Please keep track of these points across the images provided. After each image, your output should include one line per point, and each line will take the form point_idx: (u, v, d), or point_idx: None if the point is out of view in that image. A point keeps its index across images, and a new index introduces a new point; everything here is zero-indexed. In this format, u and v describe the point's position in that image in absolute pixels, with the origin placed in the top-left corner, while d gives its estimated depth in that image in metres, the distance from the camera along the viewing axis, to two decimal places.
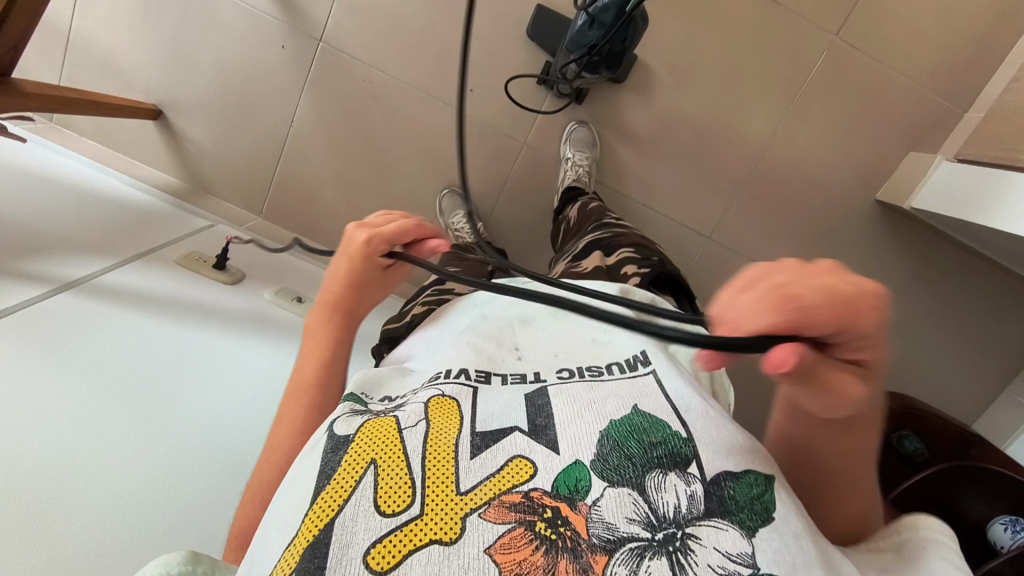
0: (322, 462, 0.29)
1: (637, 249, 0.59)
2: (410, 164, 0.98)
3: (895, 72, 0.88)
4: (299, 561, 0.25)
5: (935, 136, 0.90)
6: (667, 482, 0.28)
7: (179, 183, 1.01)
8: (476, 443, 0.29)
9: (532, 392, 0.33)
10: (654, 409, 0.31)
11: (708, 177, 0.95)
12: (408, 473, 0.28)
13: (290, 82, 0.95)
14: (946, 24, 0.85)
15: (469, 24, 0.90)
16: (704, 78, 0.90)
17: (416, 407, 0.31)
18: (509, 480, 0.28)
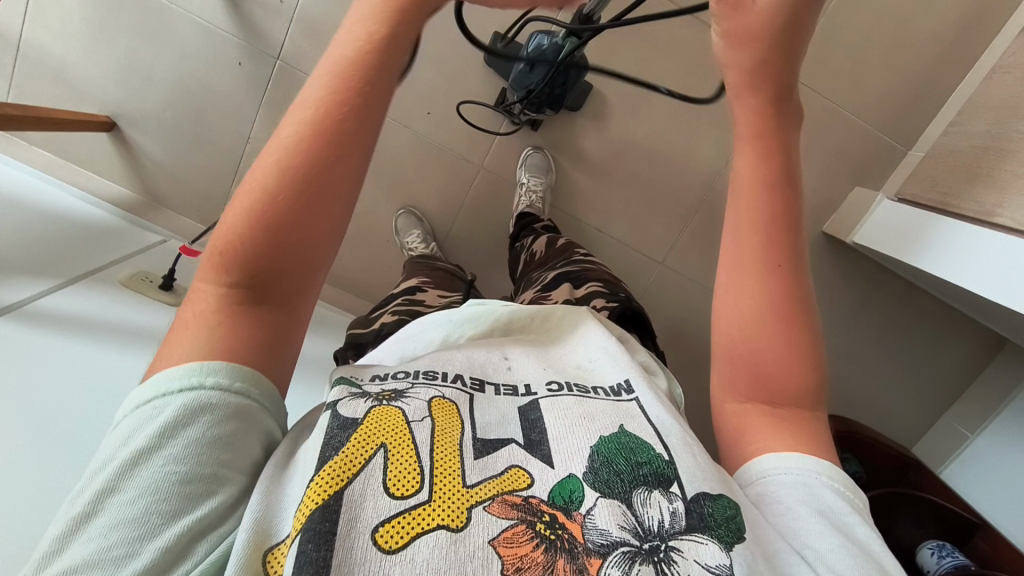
0: (327, 437, 0.29)
1: (607, 286, 0.62)
2: (372, 184, 0.99)
3: (836, 110, 0.95)
4: (307, 523, 0.25)
5: (873, 173, 0.97)
6: (652, 498, 0.29)
7: (132, 197, 0.98)
8: (477, 447, 0.31)
9: (525, 406, 0.34)
10: (639, 430, 0.32)
11: (660, 204, 0.99)
12: (417, 462, 0.29)
13: (248, 99, 0.94)
14: (881, 67, 0.92)
15: (432, 49, 0.92)
16: (656, 110, 0.95)
17: (419, 403, 0.32)
18: (509, 483, 0.29)
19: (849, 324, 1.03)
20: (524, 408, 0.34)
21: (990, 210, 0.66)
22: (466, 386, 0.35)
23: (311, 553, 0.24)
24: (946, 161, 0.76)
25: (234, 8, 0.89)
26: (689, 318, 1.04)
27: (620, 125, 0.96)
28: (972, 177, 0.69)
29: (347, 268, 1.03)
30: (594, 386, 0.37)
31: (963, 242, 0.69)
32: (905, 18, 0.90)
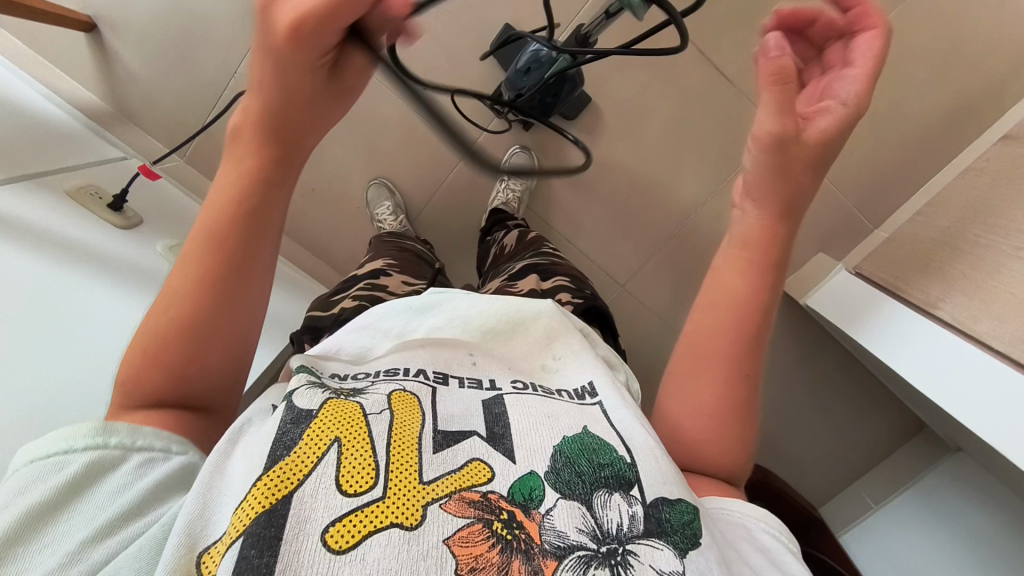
0: (278, 433, 0.28)
1: (573, 282, 0.61)
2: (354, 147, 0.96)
3: None
4: (250, 528, 0.24)
5: (836, 244, 1.02)
6: (613, 501, 0.29)
7: (101, 107, 0.93)
8: (437, 440, 0.30)
9: (489, 398, 0.33)
10: (601, 432, 0.32)
11: (634, 228, 1.00)
12: (373, 458, 0.28)
13: (239, 36, 0.89)
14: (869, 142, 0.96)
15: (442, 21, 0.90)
16: (650, 137, 0.96)
17: (379, 397, 0.31)
18: (469, 478, 0.28)
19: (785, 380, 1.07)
20: (488, 401, 0.33)
21: (933, 301, 0.69)
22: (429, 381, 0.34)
23: (253, 559, 0.23)
24: (902, 249, 0.79)
25: None
26: (638, 345, 1.06)
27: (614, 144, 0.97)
28: (924, 276, 0.72)
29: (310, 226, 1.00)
30: (558, 388, 0.36)
31: (902, 323, 0.73)
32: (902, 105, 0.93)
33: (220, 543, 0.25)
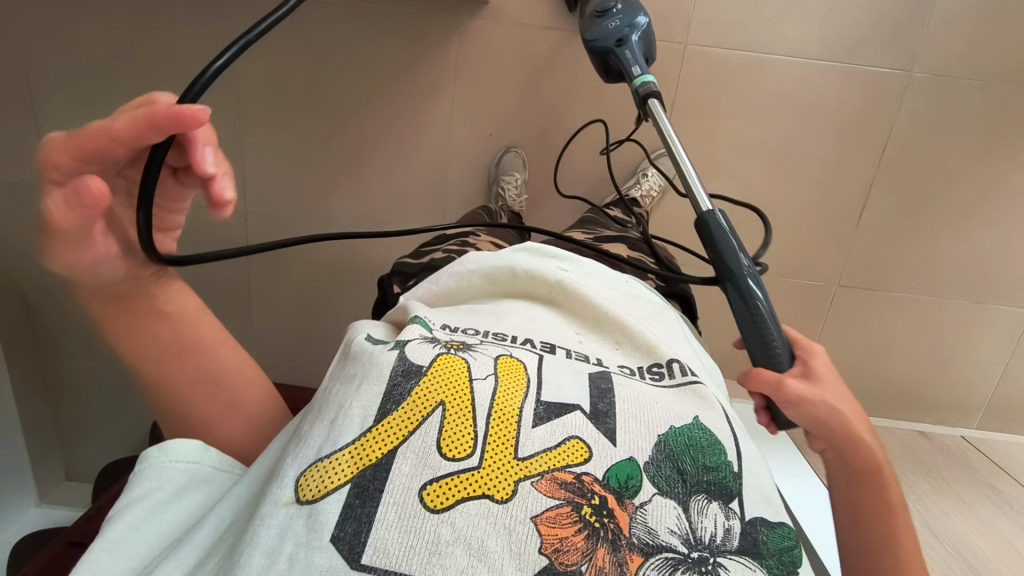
0: (394, 383, 0.37)
1: (659, 262, 0.73)
2: (538, 100, 0.96)
3: (922, 284, 1.04)
4: (349, 479, 0.33)
5: (854, 375, 1.10)
6: (708, 509, 0.35)
7: None
8: (538, 414, 0.37)
9: (595, 375, 0.42)
10: (714, 427, 0.39)
11: (745, 243, 1.02)
12: (472, 427, 0.36)
13: None
14: (944, 340, 1.07)
15: (744, 42, 0.91)
16: (847, 180, 0.98)
17: (487, 361, 0.40)
18: (564, 459, 0.35)
19: None
20: (594, 378, 0.42)
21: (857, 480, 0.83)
22: (536, 349, 0.44)
23: (358, 507, 0.32)
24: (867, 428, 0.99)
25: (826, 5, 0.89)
26: None
27: (723, 154, 0.97)
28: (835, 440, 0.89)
29: (420, 163, 1.01)
30: (593, 356, 0.45)
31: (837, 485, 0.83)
32: (996, 259, 1.01)
33: (311, 487, 0.33)
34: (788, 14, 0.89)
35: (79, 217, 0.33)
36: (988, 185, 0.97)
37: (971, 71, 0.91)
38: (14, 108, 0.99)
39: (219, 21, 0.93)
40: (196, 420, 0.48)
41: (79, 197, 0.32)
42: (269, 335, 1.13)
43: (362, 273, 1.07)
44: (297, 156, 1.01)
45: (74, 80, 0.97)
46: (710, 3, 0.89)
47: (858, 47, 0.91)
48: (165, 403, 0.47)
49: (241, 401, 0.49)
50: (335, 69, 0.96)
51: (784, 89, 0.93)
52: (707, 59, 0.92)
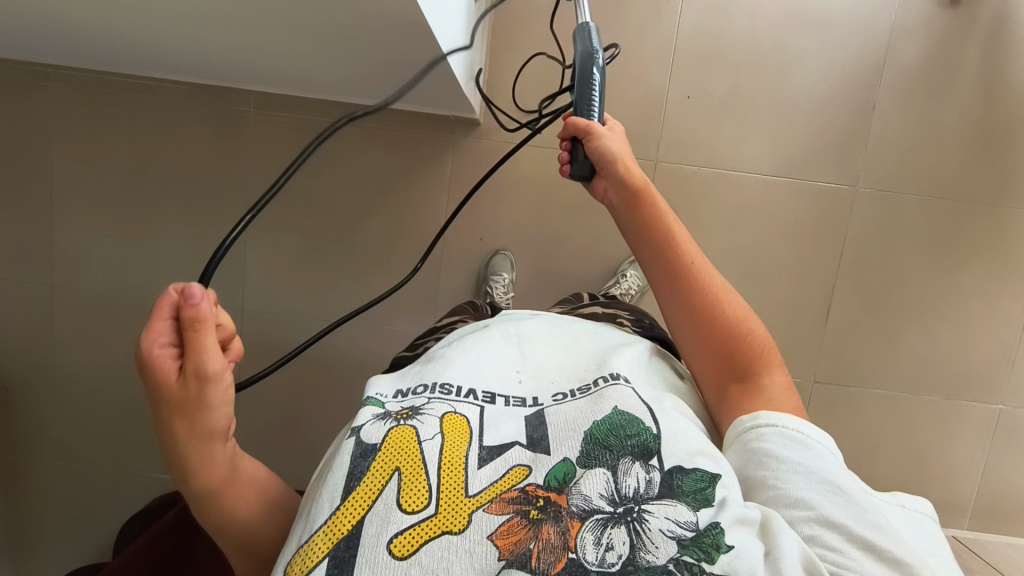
0: (353, 465, 0.40)
1: (630, 312, 0.77)
2: (525, 207, 1.05)
3: (893, 380, 1.08)
4: (328, 549, 0.36)
5: None
6: (632, 469, 0.40)
7: (522, 57, 1.01)
8: (483, 455, 0.41)
9: (530, 415, 0.46)
10: (630, 408, 0.45)
11: None
12: (426, 479, 0.39)
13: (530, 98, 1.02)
14: (922, 436, 1.09)
15: (708, 161, 1.02)
16: (811, 281, 1.05)
17: (433, 421, 0.43)
18: (510, 481, 0.40)
19: None
20: (530, 418, 0.46)
21: None
22: (478, 400, 0.47)
23: None
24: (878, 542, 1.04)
25: (776, 131, 1.02)
26: None
27: None
28: None
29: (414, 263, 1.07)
30: (530, 396, 0.49)
31: None
32: (959, 356, 1.07)
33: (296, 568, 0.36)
34: (745, 138, 1.02)
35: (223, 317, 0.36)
36: (939, 286, 1.05)
37: (909, 188, 1.03)
38: (34, 209, 1.05)
39: (238, 135, 1.02)
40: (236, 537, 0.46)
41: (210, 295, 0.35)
42: (255, 433, 1.11)
43: (353, 369, 1.09)
44: (298, 255, 1.06)
45: (96, 184, 1.04)
46: (676, 128, 1.02)
47: (808, 166, 1.02)
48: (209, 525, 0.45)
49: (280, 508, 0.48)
50: (340, 178, 1.04)
51: (746, 201, 1.03)
52: (676, 174, 1.03)
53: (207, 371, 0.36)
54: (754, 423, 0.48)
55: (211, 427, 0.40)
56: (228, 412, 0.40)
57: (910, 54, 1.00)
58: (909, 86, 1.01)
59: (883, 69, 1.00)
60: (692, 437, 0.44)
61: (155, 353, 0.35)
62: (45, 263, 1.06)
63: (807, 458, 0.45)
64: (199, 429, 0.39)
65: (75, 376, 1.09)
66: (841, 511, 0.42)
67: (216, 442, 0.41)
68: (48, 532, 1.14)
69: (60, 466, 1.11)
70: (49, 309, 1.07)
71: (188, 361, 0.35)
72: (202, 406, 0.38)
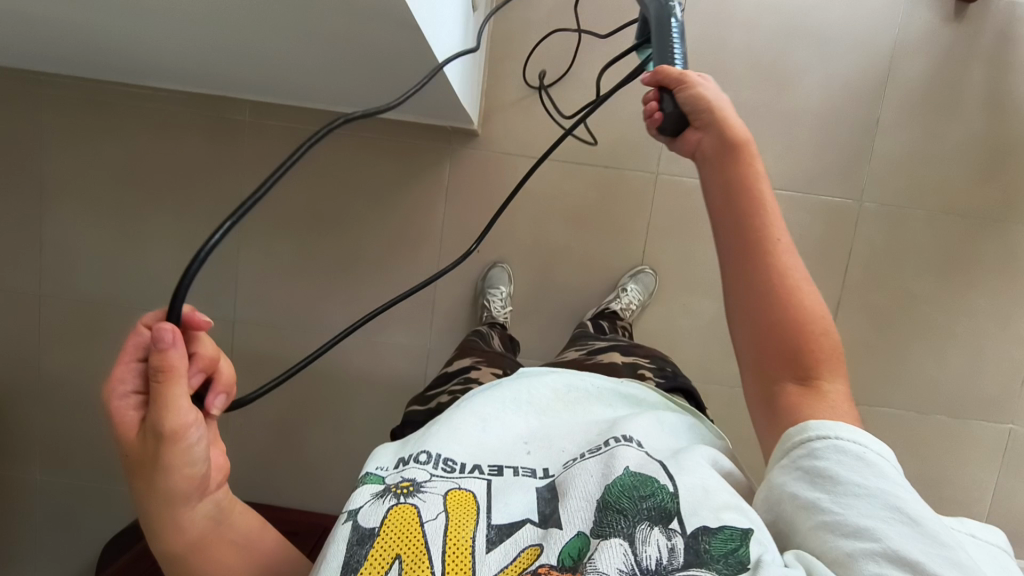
0: (348, 553, 0.38)
1: (651, 360, 0.75)
2: (524, 222, 1.03)
3: (900, 401, 1.05)
4: None
5: None
6: (651, 536, 0.38)
7: (523, 69, 1.00)
8: (490, 537, 0.39)
9: (542, 487, 0.44)
10: (643, 469, 0.42)
11: (725, 357, 1.04)
12: (429, 568, 0.37)
13: (531, 110, 1.01)
14: (930, 459, 1.06)
15: None
16: None
17: (436, 499, 0.41)
18: (521, 564, 0.37)
19: None
20: (542, 490, 0.43)
21: None
22: (485, 474, 0.45)
23: None
24: None
25: (779, 145, 1.00)
26: None
27: (698, 273, 1.03)
28: None
29: (411, 277, 1.05)
30: (541, 468, 0.46)
31: None
32: (967, 378, 1.04)
33: None
34: None
35: (161, 369, 0.31)
36: (947, 305, 1.03)
37: (916, 203, 1.01)
38: (25, 216, 1.03)
39: (233, 145, 1.01)
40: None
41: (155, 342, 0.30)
42: (245, 449, 1.09)
43: (346, 385, 1.06)
44: (292, 267, 1.05)
45: (88, 192, 1.03)
46: None
47: (812, 180, 1.01)
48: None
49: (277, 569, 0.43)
50: (337, 190, 1.03)
51: None
52: (678, 188, 1.01)
53: (164, 428, 0.32)
54: (806, 435, 0.41)
55: (174, 489, 0.36)
56: (196, 470, 0.36)
57: (914, 69, 0.99)
58: (914, 100, 0.99)
59: (888, 83, 0.99)
60: (717, 489, 0.41)
61: (116, 399, 0.33)
62: (35, 271, 1.04)
63: (868, 479, 0.38)
64: (161, 491, 0.36)
65: (62, 387, 1.06)
66: (912, 544, 0.35)
67: (186, 502, 0.37)
68: (31, 547, 1.10)
69: (46, 480, 1.08)
70: (38, 318, 1.05)
71: (149, 415, 0.32)
72: (159, 467, 0.34)
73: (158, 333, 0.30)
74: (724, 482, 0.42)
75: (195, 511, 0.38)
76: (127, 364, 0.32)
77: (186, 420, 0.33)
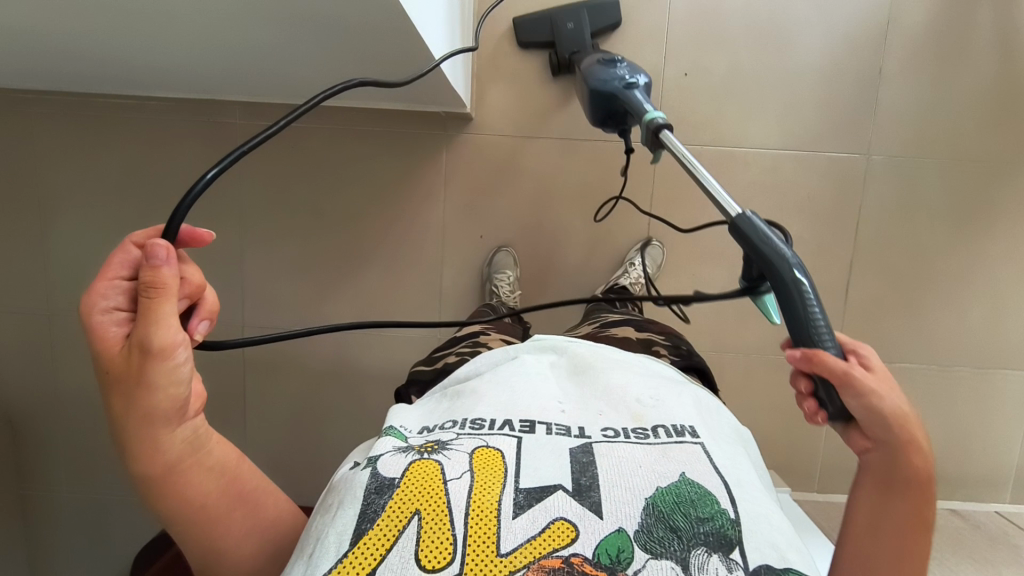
0: (366, 504, 0.38)
1: (667, 338, 0.74)
2: (525, 203, 1.02)
3: (920, 355, 1.04)
4: None
5: None
6: (709, 562, 0.36)
7: (513, 47, 0.98)
8: (518, 501, 0.38)
9: (576, 449, 0.43)
10: (701, 480, 0.40)
11: (739, 324, 1.03)
12: (450, 531, 0.37)
13: (524, 89, 0.99)
14: (954, 411, 1.05)
15: (711, 141, 0.99)
16: (828, 258, 1.01)
17: (462, 457, 0.41)
18: (548, 544, 0.36)
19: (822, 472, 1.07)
20: (576, 453, 0.43)
21: None
22: (514, 432, 0.45)
23: None
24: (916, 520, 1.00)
25: (781, 104, 0.98)
26: None
27: (705, 241, 1.01)
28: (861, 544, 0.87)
29: (415, 267, 1.04)
30: (573, 426, 0.46)
31: None
32: (987, 327, 1.02)
33: None
34: (749, 114, 0.98)
35: (151, 280, 0.36)
36: (962, 254, 1.01)
37: (924, 152, 0.98)
38: (26, 236, 1.03)
39: (227, 148, 1.00)
40: (210, 533, 0.45)
41: (149, 254, 0.35)
42: (264, 450, 1.09)
43: (360, 380, 1.06)
44: (296, 267, 1.04)
45: (88, 209, 1.02)
46: (676, 107, 0.98)
47: (816, 137, 0.98)
48: (184, 523, 0.44)
49: (252, 499, 0.47)
50: (334, 185, 1.02)
51: (754, 180, 0.99)
52: (680, 156, 0.99)
53: (152, 343, 0.36)
54: None
55: (155, 410, 0.39)
56: (176, 394, 0.39)
57: (916, 14, 0.96)
58: (917, 46, 0.96)
59: (889, 30, 0.96)
60: (780, 529, 0.39)
61: (98, 317, 0.37)
62: (42, 292, 1.04)
63: None
64: (142, 412, 0.39)
65: (79, 402, 1.07)
66: None
67: (167, 427, 0.41)
68: (66, 562, 1.12)
69: (72, 494, 1.10)
70: (49, 337, 1.05)
71: (133, 332, 0.36)
72: (142, 384, 0.38)
73: (153, 249, 0.35)
74: (786, 520, 0.40)
75: (175, 437, 0.42)
76: (111, 281, 0.37)
77: (174, 338, 0.37)
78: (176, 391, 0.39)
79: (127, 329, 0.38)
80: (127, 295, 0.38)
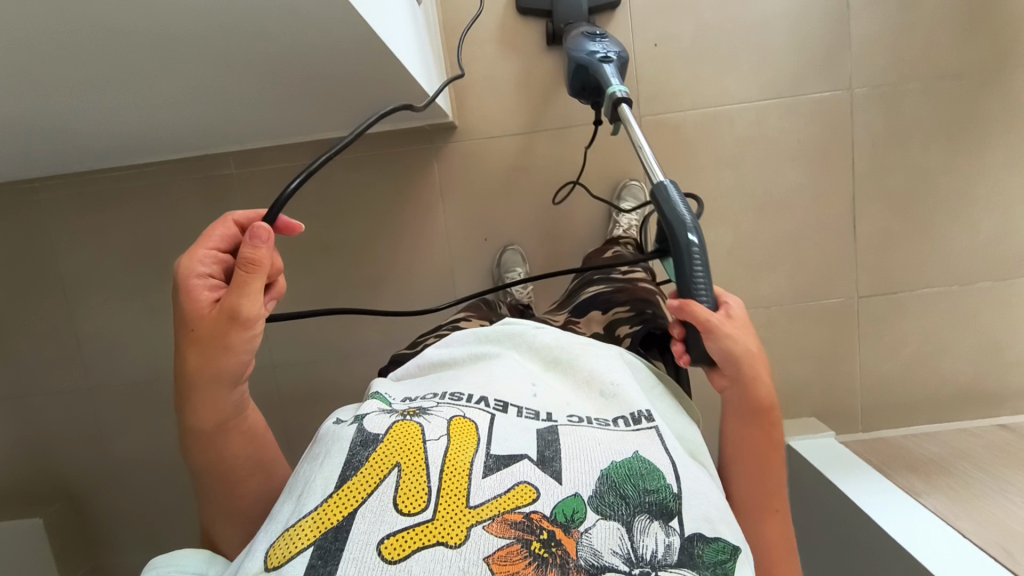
0: (352, 452, 0.41)
1: (631, 311, 0.73)
2: (521, 198, 1.03)
3: (938, 276, 1.03)
4: (323, 533, 0.37)
5: (907, 383, 1.06)
6: (651, 528, 0.39)
7: (483, 49, 0.99)
8: (489, 464, 0.41)
9: (543, 429, 0.45)
10: (652, 457, 0.44)
11: (752, 278, 1.04)
12: (427, 482, 0.39)
13: (500, 87, 1.00)
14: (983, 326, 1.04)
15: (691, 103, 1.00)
16: (828, 197, 1.01)
17: (441, 422, 0.44)
18: (513, 501, 0.39)
19: (861, 409, 1.07)
20: (542, 431, 0.45)
21: (918, 491, 0.85)
22: (489, 408, 0.47)
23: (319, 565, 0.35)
24: (963, 440, 0.99)
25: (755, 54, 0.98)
26: None
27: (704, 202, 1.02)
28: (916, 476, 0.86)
29: (426, 279, 1.06)
30: (541, 409, 0.48)
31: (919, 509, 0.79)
32: (999, 236, 1.02)
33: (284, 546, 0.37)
34: (725, 70, 0.99)
35: (253, 257, 0.45)
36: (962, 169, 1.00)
37: (906, 75, 0.98)
38: (54, 319, 1.07)
39: (227, 198, 1.03)
40: (229, 493, 0.51)
41: (255, 235, 0.44)
42: None
43: None
44: (312, 299, 1.06)
45: (108, 280, 1.06)
46: (653, 78, 0.99)
47: (796, 81, 0.99)
48: (210, 478, 0.51)
49: (269, 471, 0.53)
50: (335, 214, 1.04)
51: (741, 134, 1.00)
52: (664, 124, 1.00)
53: (241, 311, 0.46)
54: None
55: (223, 371, 0.48)
56: (243, 361, 0.48)
57: None
58: None
59: None
60: (715, 506, 0.44)
61: (194, 281, 0.46)
62: (79, 368, 1.08)
63: None
64: (214, 369, 0.47)
65: (130, 467, 1.10)
66: None
67: (226, 387, 0.49)
68: None
69: (139, 556, 1.13)
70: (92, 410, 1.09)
71: (227, 298, 0.45)
72: (223, 344, 0.46)
73: (257, 231, 0.44)
74: (721, 500, 0.45)
75: (228, 400, 0.49)
76: (210, 252, 0.47)
77: (257, 310, 0.46)
78: (242, 358, 0.48)
79: (215, 294, 0.47)
80: (223, 263, 0.48)
